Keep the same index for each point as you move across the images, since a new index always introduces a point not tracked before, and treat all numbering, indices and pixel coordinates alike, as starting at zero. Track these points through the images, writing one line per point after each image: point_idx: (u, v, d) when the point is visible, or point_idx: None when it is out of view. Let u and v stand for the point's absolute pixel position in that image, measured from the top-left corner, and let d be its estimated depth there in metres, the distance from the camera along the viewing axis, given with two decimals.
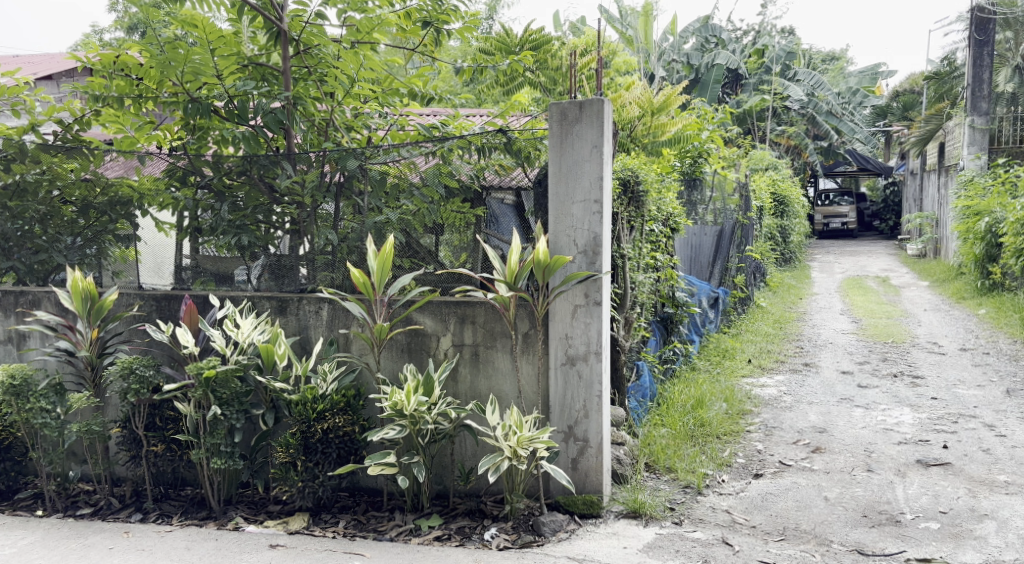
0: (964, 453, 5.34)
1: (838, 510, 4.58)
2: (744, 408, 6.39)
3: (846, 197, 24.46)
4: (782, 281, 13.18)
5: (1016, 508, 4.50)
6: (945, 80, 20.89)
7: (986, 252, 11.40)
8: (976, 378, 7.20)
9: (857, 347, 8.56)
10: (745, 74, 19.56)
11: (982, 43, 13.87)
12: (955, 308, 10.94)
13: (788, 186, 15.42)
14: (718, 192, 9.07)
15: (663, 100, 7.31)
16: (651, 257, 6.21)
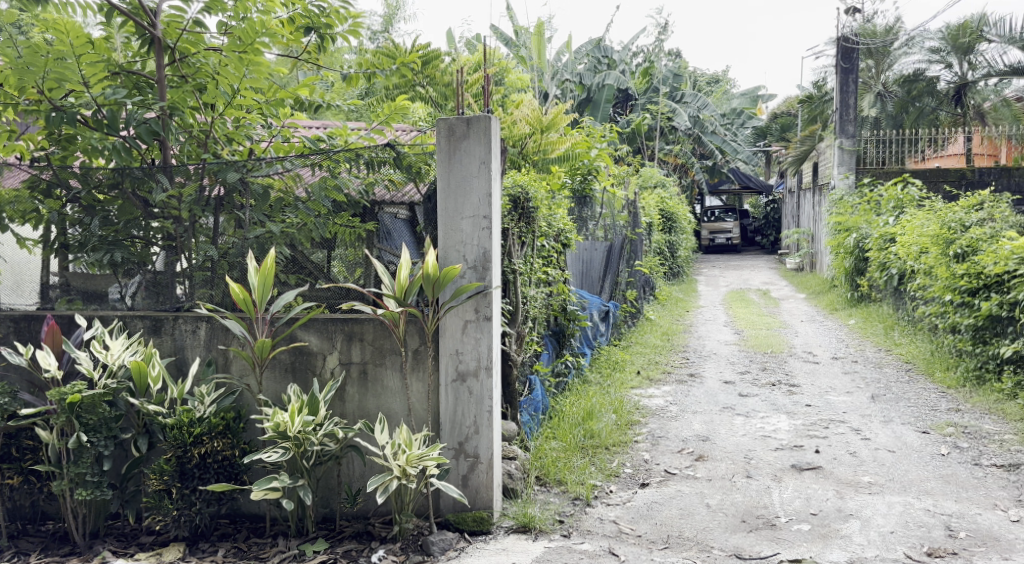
0: (833, 456, 5.63)
1: (718, 516, 4.73)
2: (632, 418, 6.53)
3: (731, 214, 25.40)
4: (671, 295, 13.59)
5: (878, 507, 4.77)
6: (816, 104, 22.22)
7: (854, 265, 12.13)
8: (846, 385, 7.62)
9: (739, 358, 8.90)
10: (635, 94, 20.15)
11: (848, 72, 15.06)
12: (828, 319, 11.55)
13: (675, 203, 15.93)
14: (607, 209, 9.32)
15: (551, 118, 7.57)
16: (543, 272, 6.28)
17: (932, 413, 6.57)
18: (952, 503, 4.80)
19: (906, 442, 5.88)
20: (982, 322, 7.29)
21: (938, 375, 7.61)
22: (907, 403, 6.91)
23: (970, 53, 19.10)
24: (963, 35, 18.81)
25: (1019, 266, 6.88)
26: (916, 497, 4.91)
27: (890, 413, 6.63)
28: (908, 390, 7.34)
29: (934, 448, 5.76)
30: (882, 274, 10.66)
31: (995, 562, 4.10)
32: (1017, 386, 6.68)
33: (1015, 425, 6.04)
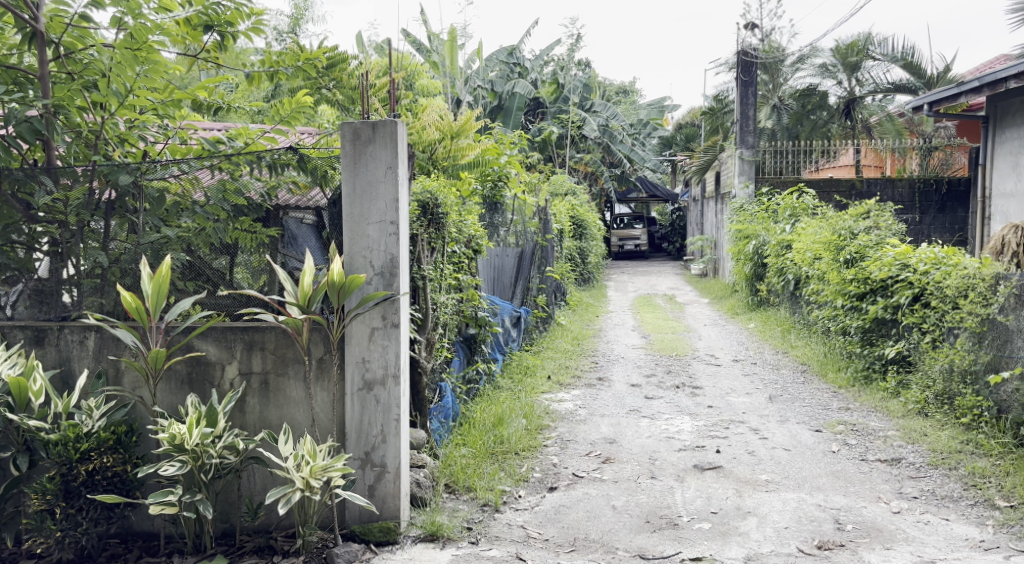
0: (733, 456, 5.81)
1: (623, 518, 4.80)
2: (541, 423, 6.56)
3: (639, 222, 25.97)
4: (582, 300, 13.77)
5: (774, 504, 4.95)
6: (717, 116, 23.00)
7: (754, 271, 12.59)
8: (745, 387, 7.87)
9: (646, 361, 9.09)
10: (545, 103, 20.41)
11: (746, 85, 15.75)
12: (730, 323, 11.93)
13: (585, 210, 16.18)
14: (518, 216, 9.39)
15: (461, 124, 7.54)
16: (453, 278, 6.26)
17: (824, 413, 6.87)
18: (841, 497, 5.02)
19: (800, 441, 6.12)
20: (870, 324, 7.68)
21: (830, 375, 7.95)
22: (802, 403, 7.20)
23: (857, 70, 20.00)
24: (851, 53, 19.73)
25: (902, 271, 7.28)
26: (808, 493, 5.11)
27: (786, 413, 6.89)
28: (803, 390, 7.64)
29: (826, 445, 6.02)
30: (779, 280, 11.09)
31: (879, 552, 4.31)
32: (900, 385, 7.06)
33: (898, 422, 6.37)
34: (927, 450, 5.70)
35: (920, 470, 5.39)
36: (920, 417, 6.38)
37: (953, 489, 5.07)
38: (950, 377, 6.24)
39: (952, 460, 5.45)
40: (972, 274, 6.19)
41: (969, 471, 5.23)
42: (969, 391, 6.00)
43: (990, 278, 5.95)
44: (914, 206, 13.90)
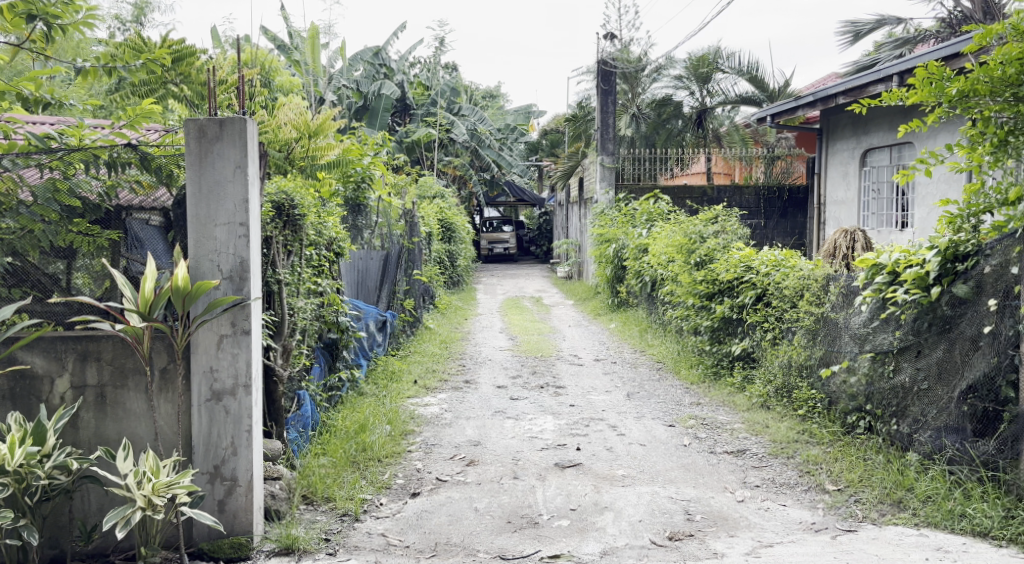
0: (592, 453, 5.94)
1: (485, 520, 4.81)
2: (406, 428, 6.47)
3: (507, 225, 26.26)
4: (450, 303, 13.71)
5: (630, 498, 5.09)
6: (580, 122, 23.58)
7: (615, 273, 12.97)
8: (605, 385, 8.09)
9: (512, 363, 9.16)
10: (412, 106, 20.24)
11: (608, 93, 16.23)
12: (592, 323, 12.23)
13: (453, 213, 16.14)
14: (382, 218, 9.27)
15: (318, 123, 7.36)
16: (313, 282, 6.06)
17: (677, 408, 7.16)
18: (691, 489, 5.24)
19: (655, 436, 6.34)
20: (718, 323, 8.08)
21: (684, 372, 8.30)
22: (657, 399, 7.47)
23: (708, 81, 20.96)
24: (702, 65, 20.60)
25: (746, 273, 7.69)
26: (661, 486, 5.30)
27: (643, 409, 7.13)
28: (658, 387, 7.93)
29: (678, 439, 6.26)
30: (638, 281, 11.48)
31: (724, 539, 4.52)
32: (745, 379, 7.47)
33: (744, 415, 6.73)
34: (768, 441, 6.04)
35: (762, 460, 5.71)
36: (763, 409, 6.77)
37: (791, 476, 5.39)
38: (789, 372, 6.65)
39: (789, 449, 5.80)
40: (807, 274, 6.62)
41: (804, 458, 5.58)
42: (804, 384, 6.43)
43: (823, 279, 6.40)
44: (760, 211, 14.71)
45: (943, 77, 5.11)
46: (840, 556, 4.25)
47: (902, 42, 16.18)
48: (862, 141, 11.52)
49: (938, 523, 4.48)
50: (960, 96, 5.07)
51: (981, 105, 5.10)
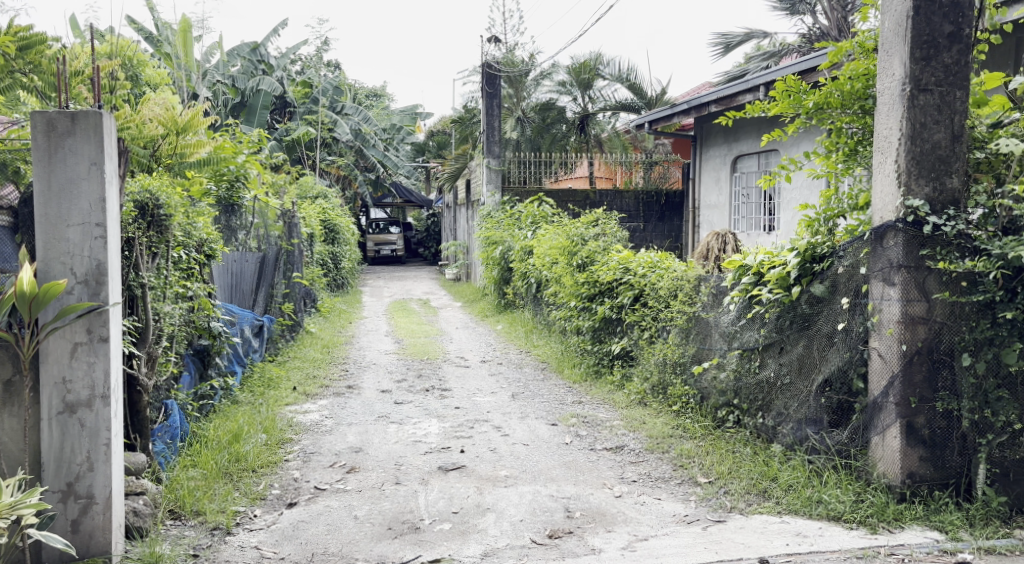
0: (476, 455, 5.94)
1: (365, 527, 4.72)
2: (284, 436, 6.27)
3: (393, 226, 25.97)
4: (334, 305, 13.40)
5: (512, 498, 5.12)
6: (466, 123, 23.60)
7: (502, 275, 13.05)
8: (490, 386, 8.12)
9: (397, 366, 9.05)
10: (293, 103, 19.69)
11: (493, 97, 16.43)
12: (480, 325, 12.25)
13: (337, 214, 15.81)
14: (259, 219, 8.97)
15: (187, 119, 6.77)
16: (180, 285, 5.80)
17: (560, 407, 7.26)
18: (572, 487, 5.32)
19: (538, 435, 6.41)
20: (598, 323, 8.25)
21: (567, 372, 8.43)
22: (542, 399, 7.55)
23: (590, 87, 21.36)
24: (585, 72, 20.88)
25: (625, 274, 7.89)
26: (543, 484, 5.35)
27: (526, 409, 7.19)
28: (542, 387, 8.03)
29: (560, 438, 6.35)
30: (524, 283, 11.58)
31: (602, 535, 4.61)
32: (624, 377, 7.66)
33: (622, 412, 6.89)
34: (645, 436, 6.21)
35: (639, 455, 5.86)
36: (641, 407, 6.95)
37: (665, 470, 5.56)
38: (664, 369, 6.87)
39: (664, 444, 5.99)
40: (680, 275, 6.87)
41: (678, 453, 5.77)
42: (678, 380, 6.65)
43: (694, 280, 6.64)
44: (639, 215, 15.12)
45: (800, 90, 5.41)
46: (710, 546, 4.40)
47: (768, 56, 17.07)
48: (733, 148, 12.04)
49: (798, 510, 4.72)
50: (816, 108, 5.38)
51: (834, 116, 5.40)
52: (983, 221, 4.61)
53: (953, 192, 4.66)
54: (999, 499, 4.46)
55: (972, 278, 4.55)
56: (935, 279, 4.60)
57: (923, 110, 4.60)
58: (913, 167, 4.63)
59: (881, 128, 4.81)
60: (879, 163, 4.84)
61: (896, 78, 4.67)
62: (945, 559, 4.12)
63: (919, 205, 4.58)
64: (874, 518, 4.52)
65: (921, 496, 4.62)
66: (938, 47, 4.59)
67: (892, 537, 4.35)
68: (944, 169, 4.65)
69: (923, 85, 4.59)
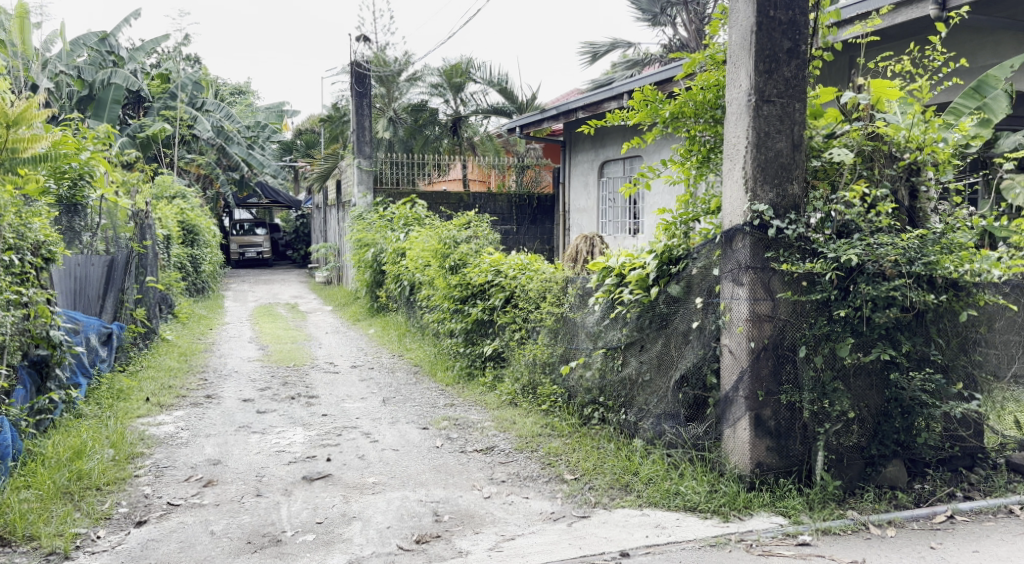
0: (343, 462, 5.83)
1: (221, 542, 4.55)
2: (134, 451, 5.94)
3: (260, 228, 25.12)
4: (194, 311, 12.82)
5: (378, 505, 5.06)
6: (336, 123, 23.15)
7: (374, 278, 12.87)
8: (360, 392, 7.99)
9: (261, 374, 8.75)
10: (148, 98, 18.68)
11: (363, 96, 16.18)
12: (351, 329, 12.03)
13: (196, 215, 15.13)
14: (107, 219, 8.45)
15: (19, 111, 6.36)
16: (13, 291, 5.40)
17: (432, 410, 7.23)
18: (441, 490, 5.31)
19: (408, 440, 6.36)
20: (471, 325, 8.26)
21: (439, 374, 8.41)
22: (413, 403, 7.50)
23: (461, 90, 21.36)
24: (456, 74, 20.91)
25: (496, 277, 7.96)
26: (411, 489, 5.31)
27: (396, 414, 7.12)
28: (414, 391, 7.97)
29: (431, 442, 6.33)
30: (396, 286, 11.47)
31: (470, 537, 4.62)
32: (496, 378, 7.73)
33: (494, 412, 6.95)
34: (514, 436, 6.29)
35: (509, 456, 5.92)
36: (511, 407, 7.03)
37: (534, 469, 5.64)
38: (534, 369, 6.99)
39: (533, 443, 6.08)
40: (548, 277, 7.00)
41: (546, 451, 5.87)
42: (547, 380, 6.78)
43: (562, 281, 6.77)
44: (512, 217, 15.28)
45: (657, 100, 5.63)
46: (575, 542, 4.50)
47: (632, 64, 17.73)
48: (600, 153, 12.39)
49: (657, 502, 4.90)
50: (672, 117, 5.62)
51: (688, 125, 5.65)
52: (821, 225, 4.95)
53: (794, 198, 4.96)
54: (835, 483, 4.78)
55: (811, 278, 4.87)
56: (779, 279, 4.87)
57: (766, 120, 4.89)
58: (758, 173, 4.91)
59: (729, 136, 5.07)
60: (728, 170, 5.09)
61: (742, 89, 4.94)
62: (788, 541, 4.39)
63: (764, 210, 4.85)
64: (726, 507, 4.75)
65: (767, 484, 4.88)
66: (778, 61, 4.88)
67: (742, 524, 4.59)
68: (785, 176, 4.95)
69: (766, 96, 4.88)
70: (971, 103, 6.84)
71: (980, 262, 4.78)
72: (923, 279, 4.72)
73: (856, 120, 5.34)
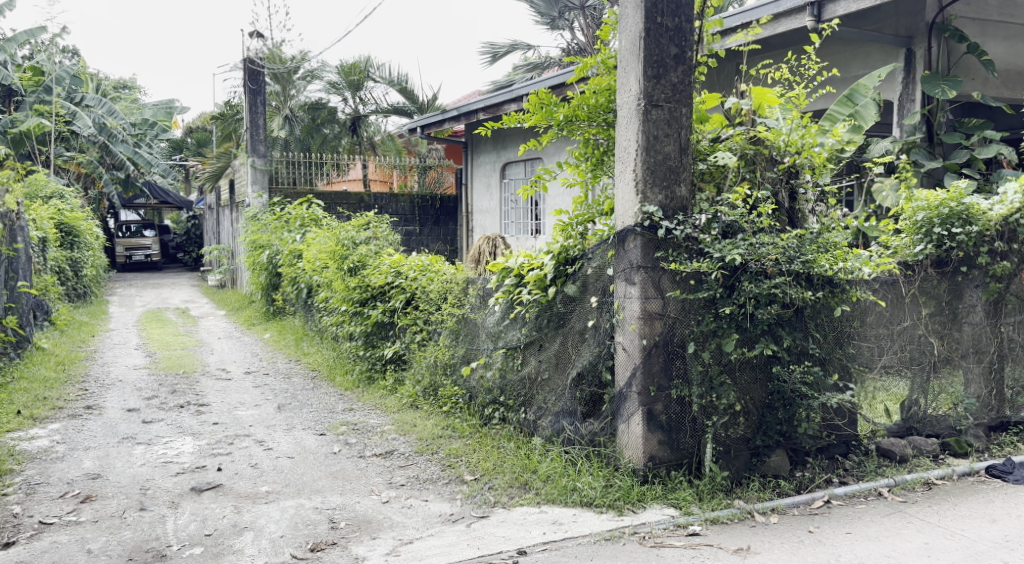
0: (235, 472, 5.67)
1: (100, 560, 4.34)
2: (2, 468, 5.59)
3: (148, 229, 24.10)
4: (73, 317, 12.17)
5: (271, 514, 4.94)
6: (228, 121, 22.43)
7: (269, 281, 12.54)
8: (254, 398, 7.78)
9: (147, 382, 8.39)
10: (20, 92, 17.61)
11: (256, 93, 15.74)
12: (245, 334, 11.69)
13: (76, 216, 14.37)
14: None
15: None
16: None
17: (329, 415, 7.10)
18: (337, 497, 5.23)
19: (304, 447, 6.23)
20: (371, 328, 8.14)
21: (338, 379, 8.27)
22: (309, 408, 7.36)
23: (360, 89, 20.90)
24: (353, 73, 20.38)
25: (396, 278, 7.90)
26: (306, 497, 5.21)
27: (292, 420, 6.97)
28: (311, 396, 7.80)
29: (328, 447, 6.22)
30: (293, 289, 11.21)
31: (366, 543, 4.57)
32: (396, 381, 7.67)
33: (394, 416, 6.89)
34: (414, 439, 6.25)
35: (408, 459, 5.88)
36: (412, 410, 6.99)
37: (433, 471, 5.62)
38: (435, 371, 6.97)
39: (434, 445, 6.06)
40: (449, 279, 7.01)
41: (446, 453, 5.87)
42: (448, 382, 6.77)
43: (462, 282, 6.79)
44: (414, 218, 15.18)
45: (552, 102, 5.70)
46: (472, 542, 4.52)
47: (532, 67, 17.95)
48: (501, 155, 12.46)
49: (555, 499, 4.97)
50: (566, 120, 5.71)
51: (582, 128, 5.75)
52: (707, 226, 5.13)
53: (682, 200, 5.14)
54: (723, 474, 4.96)
55: (698, 277, 5.04)
56: (669, 279, 5.03)
57: (655, 124, 5.04)
58: (648, 176, 5.05)
59: (620, 139, 5.20)
60: (620, 172, 5.23)
61: (632, 93, 5.07)
62: (678, 532, 4.53)
63: (653, 211, 5.00)
64: (620, 501, 4.86)
65: (659, 476, 5.02)
66: (666, 67, 5.04)
67: (636, 517, 4.71)
68: (673, 179, 5.11)
69: (655, 101, 5.02)
70: (845, 110, 7.24)
71: (852, 261, 5.12)
72: (801, 277, 5.00)
73: (739, 124, 5.57)
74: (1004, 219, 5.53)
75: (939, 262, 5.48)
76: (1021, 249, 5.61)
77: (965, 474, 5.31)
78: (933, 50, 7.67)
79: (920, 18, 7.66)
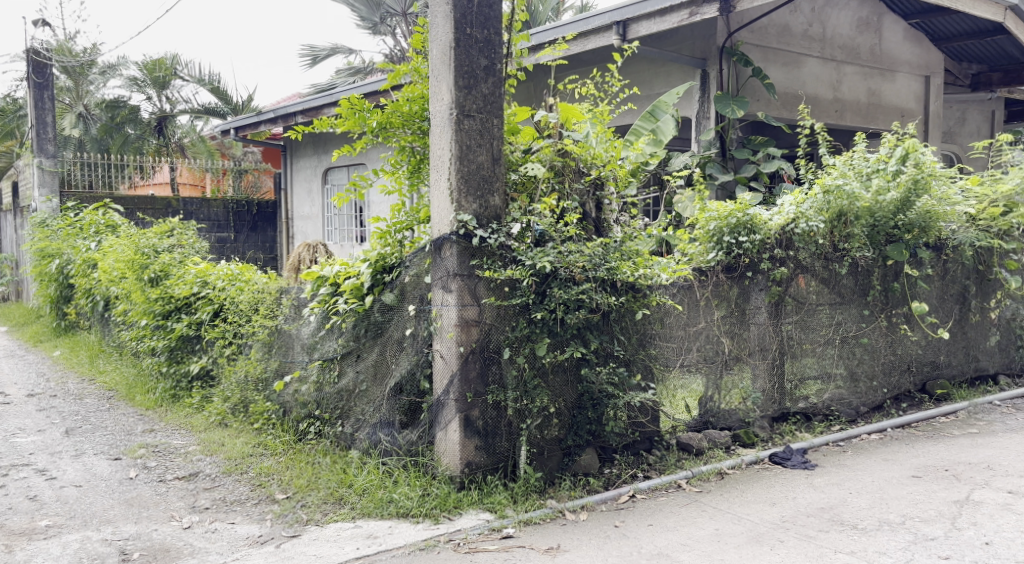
0: (8, 506, 5.14)
1: None
2: None
3: None
4: None
5: (50, 551, 4.52)
6: (10, 118, 20.34)
7: (59, 293, 11.51)
8: (37, 423, 7.09)
9: None
10: None
11: (41, 87, 14.23)
12: (29, 352, 10.64)
13: None
14: None
15: None
16: None
17: (126, 438, 6.61)
18: (131, 526, 4.87)
19: (95, 474, 5.76)
20: (174, 342, 7.69)
21: (138, 398, 7.71)
22: (103, 431, 6.81)
23: (166, 88, 19.69)
24: (158, 69, 19.20)
25: (202, 289, 7.52)
26: (94, 529, 4.81)
27: (82, 445, 6.42)
28: (106, 418, 7.23)
29: (123, 473, 5.78)
30: (87, 301, 10.36)
31: None
32: (203, 399, 7.26)
33: (200, 435, 6.52)
34: (221, 459, 5.95)
35: (214, 480, 5.59)
36: (220, 428, 6.64)
37: (242, 492, 5.37)
38: (245, 387, 6.66)
39: (242, 465, 5.79)
40: (261, 288, 6.76)
41: (256, 472, 5.62)
42: (260, 397, 6.49)
43: (275, 293, 6.58)
44: (229, 224, 14.48)
45: (365, 109, 5.64)
46: None
47: (354, 72, 17.69)
48: (320, 160, 12.19)
49: (370, 512, 4.89)
50: (380, 127, 5.67)
51: (398, 135, 5.74)
52: (519, 234, 5.27)
53: (495, 209, 5.24)
54: (536, 475, 5.09)
55: (511, 284, 5.17)
56: (484, 286, 5.10)
57: (467, 134, 5.10)
58: (462, 185, 5.11)
59: (434, 148, 5.22)
60: (434, 180, 5.25)
61: (444, 103, 5.10)
62: (492, 536, 4.60)
63: (468, 220, 5.05)
64: (436, 509, 4.86)
65: (476, 482, 5.07)
66: (477, 78, 5.12)
67: (451, 525, 4.73)
68: (486, 189, 5.20)
69: (466, 111, 5.09)
70: (648, 125, 7.67)
71: (652, 267, 5.45)
72: (605, 282, 5.27)
73: (548, 136, 5.76)
74: (780, 229, 6.18)
75: (729, 267, 5.95)
76: (795, 255, 6.25)
77: (751, 462, 5.77)
78: (724, 72, 8.31)
79: (711, 42, 8.28)
